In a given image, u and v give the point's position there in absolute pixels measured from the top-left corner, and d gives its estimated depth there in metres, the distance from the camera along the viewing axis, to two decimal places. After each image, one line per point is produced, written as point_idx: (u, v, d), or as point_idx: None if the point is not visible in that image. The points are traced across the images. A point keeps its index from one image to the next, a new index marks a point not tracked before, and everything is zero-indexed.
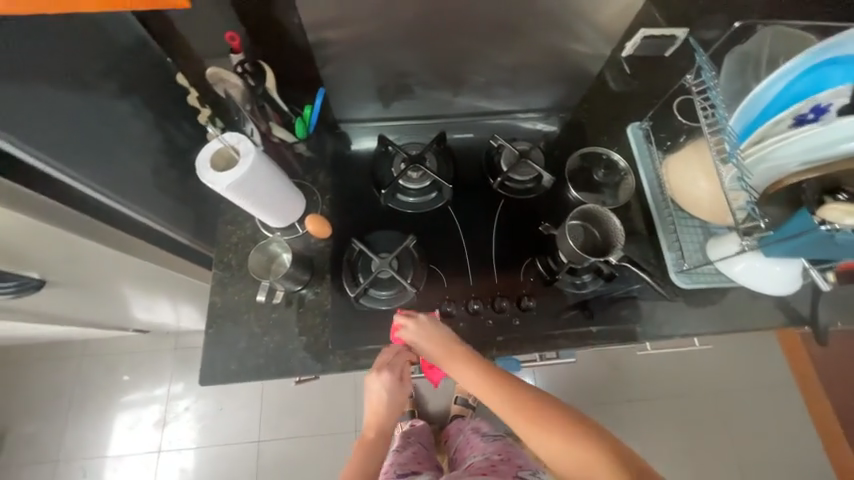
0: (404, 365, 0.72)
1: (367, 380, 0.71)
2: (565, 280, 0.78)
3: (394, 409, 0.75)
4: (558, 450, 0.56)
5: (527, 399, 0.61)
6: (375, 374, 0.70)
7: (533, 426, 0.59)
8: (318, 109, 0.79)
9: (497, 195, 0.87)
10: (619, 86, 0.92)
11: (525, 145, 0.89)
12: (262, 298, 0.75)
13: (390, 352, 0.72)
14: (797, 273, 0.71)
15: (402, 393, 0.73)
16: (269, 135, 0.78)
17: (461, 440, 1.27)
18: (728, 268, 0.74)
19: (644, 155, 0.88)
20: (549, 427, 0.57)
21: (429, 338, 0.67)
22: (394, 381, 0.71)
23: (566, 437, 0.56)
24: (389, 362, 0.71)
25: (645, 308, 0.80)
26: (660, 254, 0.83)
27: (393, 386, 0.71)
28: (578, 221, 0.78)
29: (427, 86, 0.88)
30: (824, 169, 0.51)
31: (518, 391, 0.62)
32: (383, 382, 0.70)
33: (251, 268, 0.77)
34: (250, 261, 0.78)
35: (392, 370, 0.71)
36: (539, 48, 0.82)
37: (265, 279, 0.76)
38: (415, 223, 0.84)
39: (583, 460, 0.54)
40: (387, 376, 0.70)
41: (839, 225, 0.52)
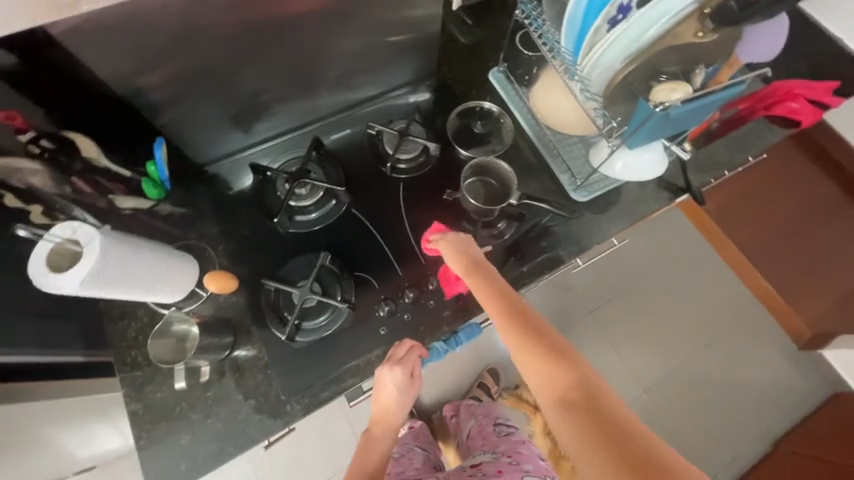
0: (417, 361, 0.69)
1: (379, 375, 0.69)
2: (484, 234, 0.81)
3: (402, 401, 0.73)
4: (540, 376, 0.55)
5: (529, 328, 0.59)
6: (388, 369, 0.68)
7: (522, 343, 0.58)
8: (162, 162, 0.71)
9: (395, 180, 0.85)
10: (466, 38, 0.97)
11: (403, 123, 0.88)
12: (183, 383, 0.68)
13: (403, 347, 0.70)
14: (662, 154, 0.81)
15: (410, 389, 0.71)
16: (116, 208, 0.69)
17: (472, 426, 1.31)
18: (612, 170, 0.80)
19: (512, 94, 0.93)
20: (535, 350, 0.57)
21: (460, 255, 0.69)
22: (405, 376, 0.68)
23: (554, 371, 0.54)
24: (402, 358, 0.69)
25: (562, 232, 0.86)
26: (557, 179, 0.88)
27: (403, 380, 0.68)
28: (472, 178, 0.80)
29: (283, 98, 0.82)
30: (639, 60, 0.59)
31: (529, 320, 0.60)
32: (394, 376, 0.68)
33: (158, 358, 0.68)
34: (155, 351, 0.69)
35: (403, 368, 0.68)
36: (380, 25, 0.80)
37: (180, 362, 0.68)
38: (325, 238, 0.80)
39: (558, 384, 0.53)
40: (398, 372, 0.67)
41: (668, 104, 0.58)
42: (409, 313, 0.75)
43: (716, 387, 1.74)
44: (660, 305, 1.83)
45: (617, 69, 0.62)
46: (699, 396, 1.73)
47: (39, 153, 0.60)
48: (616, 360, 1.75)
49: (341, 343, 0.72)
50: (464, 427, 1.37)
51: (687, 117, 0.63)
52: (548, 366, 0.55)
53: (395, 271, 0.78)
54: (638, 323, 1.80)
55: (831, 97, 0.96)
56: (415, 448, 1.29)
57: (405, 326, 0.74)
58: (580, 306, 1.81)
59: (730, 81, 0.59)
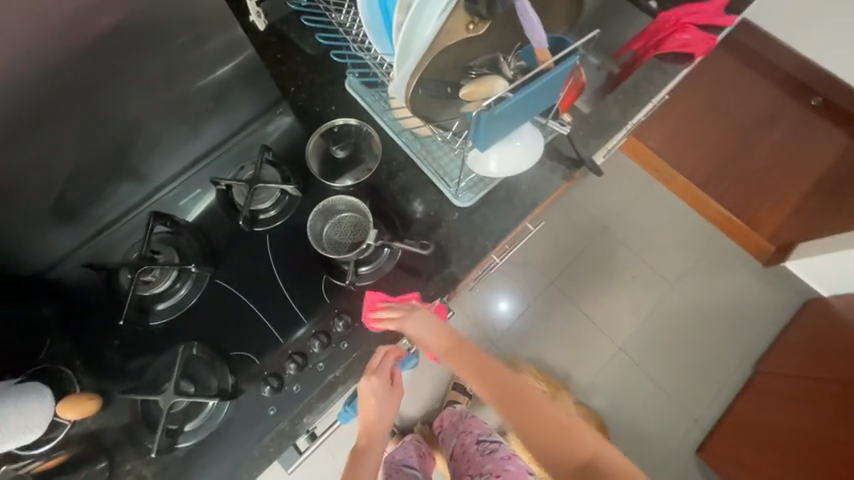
0: (393, 367, 0.69)
1: (361, 388, 0.67)
2: (365, 274, 0.73)
3: (386, 416, 0.70)
4: (522, 424, 0.64)
5: (505, 389, 0.67)
6: (367, 380, 0.67)
7: (511, 407, 0.65)
8: None
9: (259, 234, 0.77)
10: (313, 51, 0.87)
11: (252, 169, 0.79)
12: None
13: (378, 355, 0.68)
14: (536, 135, 0.72)
15: (393, 400, 0.69)
16: None
17: (454, 444, 1.30)
18: (487, 169, 0.72)
19: (373, 102, 0.82)
20: (516, 407, 0.65)
21: (430, 331, 0.68)
22: (385, 384, 0.67)
23: (533, 415, 0.64)
24: (378, 367, 0.67)
25: (452, 244, 0.78)
26: (438, 187, 0.80)
27: (385, 389, 0.67)
28: (327, 226, 0.73)
29: (101, 179, 0.71)
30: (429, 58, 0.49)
31: (502, 380, 0.67)
32: (374, 385, 0.67)
33: None
34: None
35: (381, 375, 0.67)
36: (186, 69, 0.69)
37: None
38: (192, 321, 0.72)
39: (538, 426, 0.64)
40: (377, 381, 0.67)
41: (489, 103, 0.50)
42: (298, 383, 0.68)
43: (690, 325, 1.73)
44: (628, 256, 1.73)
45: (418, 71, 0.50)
46: (675, 337, 1.72)
47: None
48: (588, 324, 1.72)
49: (229, 437, 0.65)
50: (449, 446, 1.34)
51: (521, 108, 0.55)
52: (534, 423, 0.64)
53: (277, 339, 0.70)
54: (603, 281, 1.76)
55: (720, 19, 0.86)
56: (406, 467, 1.27)
57: (295, 397, 0.67)
58: (543, 278, 1.76)
59: (558, 58, 0.51)
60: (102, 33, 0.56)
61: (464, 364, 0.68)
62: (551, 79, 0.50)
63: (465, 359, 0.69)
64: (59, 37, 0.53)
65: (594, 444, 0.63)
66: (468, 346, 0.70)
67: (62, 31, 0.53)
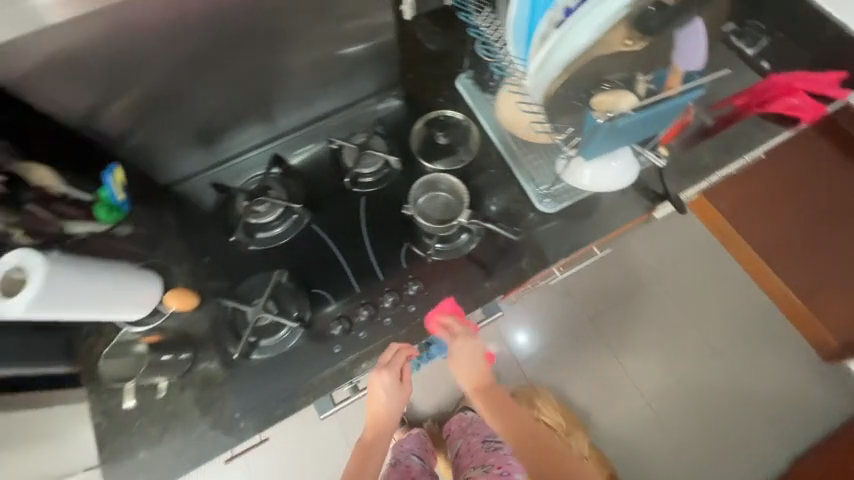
0: (404, 364, 0.72)
1: (372, 380, 0.73)
2: (443, 250, 0.79)
3: (394, 403, 0.76)
4: (527, 456, 0.74)
5: (517, 420, 0.78)
6: (377, 373, 0.71)
7: (521, 439, 0.76)
8: (115, 186, 0.71)
9: (356, 194, 0.85)
10: (433, 45, 0.93)
11: (364, 136, 0.88)
12: (132, 402, 0.70)
13: (389, 351, 0.72)
14: (632, 161, 0.76)
15: (402, 392, 0.74)
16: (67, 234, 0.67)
17: (461, 444, 1.31)
18: (577, 181, 0.77)
19: (480, 102, 0.89)
20: (521, 438, 0.76)
21: (471, 357, 0.79)
22: (394, 380, 0.72)
23: (536, 447, 0.75)
24: (390, 362, 0.72)
25: (526, 244, 0.82)
26: (523, 189, 0.85)
27: (393, 384, 0.72)
28: (423, 197, 0.80)
29: (242, 116, 0.83)
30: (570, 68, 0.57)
31: (516, 414, 0.79)
32: (384, 380, 0.72)
33: (108, 374, 0.72)
34: (110, 369, 0.73)
35: (391, 369, 0.71)
36: (336, 39, 0.79)
37: (129, 381, 0.71)
38: (284, 254, 0.81)
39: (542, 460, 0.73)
40: (386, 375, 0.71)
41: (612, 114, 0.55)
42: (365, 330, 0.74)
43: (727, 399, 1.64)
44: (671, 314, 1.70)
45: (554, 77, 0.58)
46: (708, 407, 1.64)
47: None
48: (618, 370, 1.68)
49: (296, 360, 0.73)
50: (455, 446, 1.35)
51: (639, 126, 0.59)
52: (538, 456, 0.73)
53: (353, 287, 0.78)
54: (643, 331, 1.72)
55: (836, 89, 0.85)
56: (413, 455, 1.28)
57: (360, 342, 0.74)
58: (581, 313, 1.74)
59: (685, 87, 0.54)
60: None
61: (485, 397, 0.81)
62: (672, 106, 0.55)
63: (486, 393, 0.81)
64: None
65: None
66: (492, 384, 0.82)
67: None
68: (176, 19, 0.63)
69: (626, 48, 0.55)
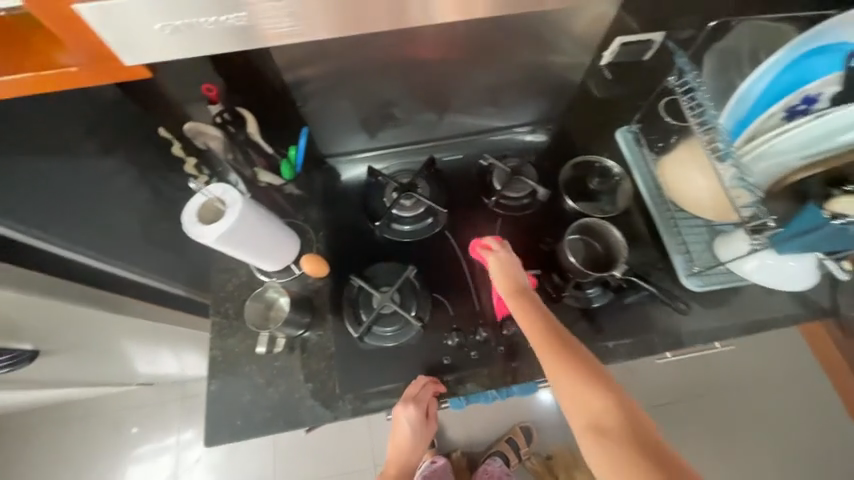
0: (430, 399, 0.71)
1: (396, 412, 0.72)
2: (571, 296, 0.76)
3: (419, 430, 0.76)
4: (572, 394, 0.56)
5: (570, 353, 0.59)
6: (403, 407, 0.70)
7: (572, 373, 0.57)
8: (303, 149, 0.77)
9: (495, 214, 0.85)
10: (602, 94, 0.88)
11: (516, 161, 0.88)
12: (263, 348, 0.73)
13: (416, 385, 0.71)
14: (812, 267, 0.69)
15: (427, 424, 0.73)
16: (256, 180, 0.76)
17: None
18: (739, 268, 0.72)
19: (638, 159, 0.87)
20: (572, 371, 0.57)
21: (506, 272, 0.68)
22: (418, 414, 0.70)
23: (588, 386, 0.56)
24: (416, 396, 0.70)
25: (657, 317, 0.78)
26: (667, 258, 0.81)
27: (417, 418, 0.71)
28: (577, 237, 0.76)
29: (410, 112, 0.86)
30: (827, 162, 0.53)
31: (569, 344, 0.60)
32: (408, 414, 0.70)
33: (249, 319, 0.74)
34: (247, 312, 0.75)
35: (418, 406, 0.70)
36: (523, 65, 0.80)
37: (265, 330, 0.73)
38: (413, 251, 0.83)
39: (588, 402, 0.55)
40: (412, 410, 0.69)
41: (851, 218, 0.50)
42: (476, 351, 0.73)
43: None
44: (755, 432, 1.47)
45: (793, 165, 0.56)
46: None
47: (220, 123, 0.69)
48: None
49: (402, 357, 0.74)
50: None
51: None
52: (586, 391, 0.55)
53: (474, 303, 0.77)
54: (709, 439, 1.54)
55: None
56: None
57: (468, 361, 0.73)
58: None
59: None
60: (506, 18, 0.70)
61: (527, 321, 0.63)
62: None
63: (528, 315, 0.63)
64: None
65: (673, 460, 0.50)
66: (540, 306, 0.65)
67: None
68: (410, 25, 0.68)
69: None
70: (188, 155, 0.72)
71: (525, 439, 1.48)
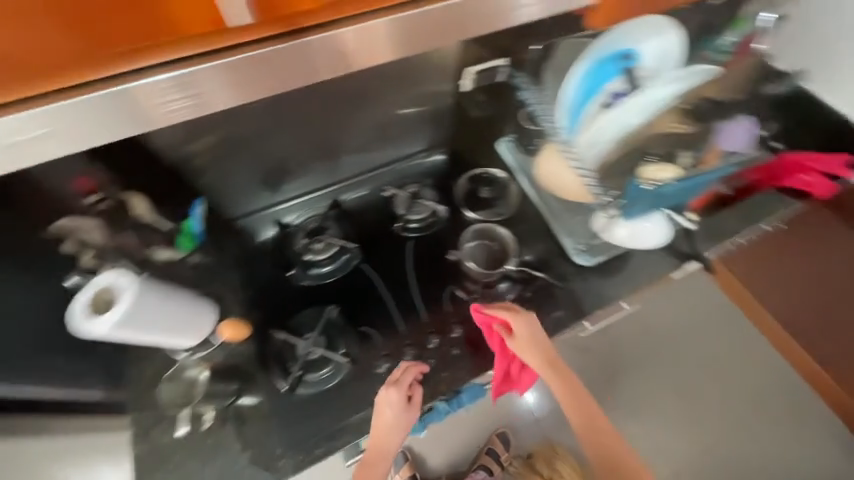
0: (412, 384, 0.72)
1: (381, 399, 0.70)
2: (485, 296, 0.84)
3: (395, 431, 0.71)
4: None
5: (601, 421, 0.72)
6: (387, 391, 0.69)
7: None
8: (196, 220, 0.82)
9: (405, 238, 0.90)
10: (479, 112, 0.96)
11: (414, 186, 0.97)
12: (185, 429, 0.72)
13: (400, 370, 0.73)
14: (666, 223, 0.83)
15: (406, 420, 0.70)
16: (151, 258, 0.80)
17: None
18: (613, 237, 0.84)
19: (520, 164, 0.97)
20: None
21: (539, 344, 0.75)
22: (401, 401, 0.69)
23: None
24: (400, 380, 0.71)
25: (563, 297, 0.87)
26: (561, 243, 0.90)
27: (400, 406, 0.69)
28: (474, 243, 0.89)
29: (307, 162, 0.90)
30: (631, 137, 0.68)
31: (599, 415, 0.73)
32: (391, 399, 0.69)
33: (166, 402, 0.75)
34: (164, 395, 0.76)
35: (400, 390, 0.70)
36: (400, 103, 0.89)
37: (186, 408, 0.73)
38: (334, 292, 0.85)
39: None
40: (394, 394, 0.69)
41: (655, 182, 0.67)
42: None
43: None
44: None
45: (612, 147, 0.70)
46: None
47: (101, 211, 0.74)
48: None
49: (339, 397, 0.75)
50: None
51: (673, 195, 0.70)
52: None
53: (399, 326, 0.81)
54: None
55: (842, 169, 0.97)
56: None
57: None
58: None
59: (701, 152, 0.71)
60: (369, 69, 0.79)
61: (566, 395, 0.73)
62: (707, 176, 0.67)
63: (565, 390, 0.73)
64: None
65: None
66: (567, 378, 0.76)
67: None
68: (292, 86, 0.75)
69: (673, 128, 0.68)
70: (81, 249, 0.72)
71: (503, 445, 1.50)
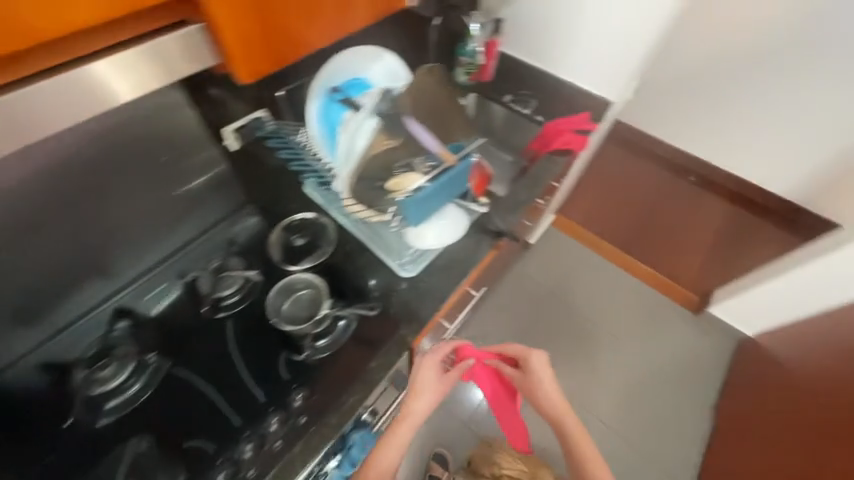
0: (450, 347, 0.92)
1: (426, 363, 0.88)
2: (316, 347, 0.78)
3: (427, 401, 0.85)
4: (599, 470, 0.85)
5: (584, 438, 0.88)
6: (439, 351, 0.90)
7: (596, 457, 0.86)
8: None
9: (221, 319, 0.82)
10: (273, 159, 0.88)
11: (220, 259, 0.87)
12: None
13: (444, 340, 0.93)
14: (461, 212, 0.90)
15: (440, 386, 0.87)
16: None
17: None
18: (424, 241, 0.86)
19: (329, 198, 0.91)
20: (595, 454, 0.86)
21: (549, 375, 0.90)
22: (437, 368, 0.88)
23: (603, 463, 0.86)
24: (440, 350, 0.91)
25: (404, 311, 0.86)
26: (386, 261, 0.90)
27: (437, 369, 0.88)
28: (286, 302, 0.82)
29: (73, 276, 0.78)
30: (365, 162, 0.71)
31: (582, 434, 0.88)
32: (432, 367, 0.88)
33: None
34: None
35: (440, 354, 0.90)
36: (167, 182, 0.84)
37: None
38: (145, 414, 0.73)
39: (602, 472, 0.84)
40: (436, 358, 0.88)
41: (407, 192, 0.70)
42: (253, 467, 0.65)
43: (649, 380, 1.81)
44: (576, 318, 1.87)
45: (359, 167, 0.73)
46: (639, 395, 1.78)
47: None
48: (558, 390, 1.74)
49: None
50: None
51: (436, 196, 0.73)
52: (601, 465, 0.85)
53: (231, 422, 0.72)
54: (561, 344, 1.87)
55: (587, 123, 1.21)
56: None
57: None
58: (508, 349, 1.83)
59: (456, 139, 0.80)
60: (100, 154, 0.72)
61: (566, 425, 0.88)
62: (456, 171, 0.72)
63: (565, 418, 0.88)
64: (68, 160, 0.68)
65: None
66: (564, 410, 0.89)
67: (68, 153, 0.68)
68: (11, 180, 0.63)
69: (386, 146, 0.72)
70: None
71: (442, 465, 1.53)
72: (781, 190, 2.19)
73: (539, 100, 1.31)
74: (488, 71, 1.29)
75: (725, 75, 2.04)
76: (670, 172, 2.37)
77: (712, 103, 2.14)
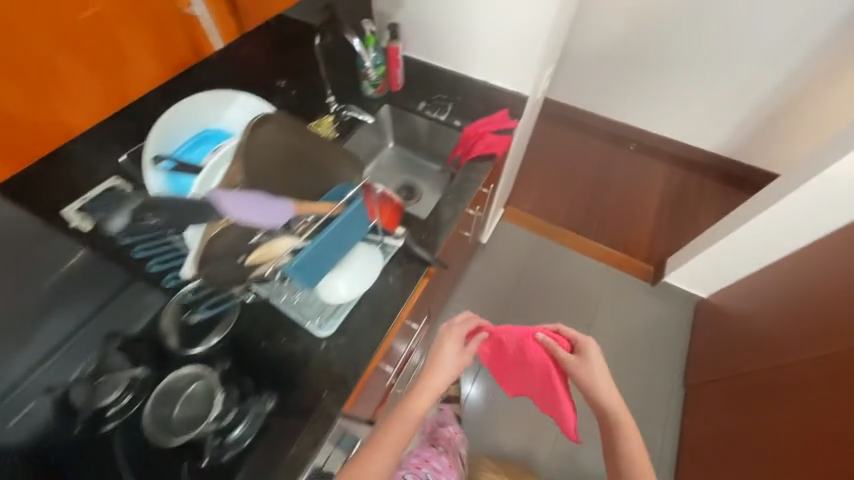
0: (475, 321, 0.93)
1: (453, 334, 0.91)
2: (216, 446, 0.68)
3: (447, 372, 0.87)
4: (630, 445, 0.84)
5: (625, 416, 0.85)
6: (465, 321, 0.93)
7: (630, 434, 0.84)
8: None
9: (107, 432, 0.70)
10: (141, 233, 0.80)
11: (95, 359, 0.74)
12: None
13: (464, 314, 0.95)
14: (373, 253, 0.81)
15: (462, 358, 0.90)
16: None
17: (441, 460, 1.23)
18: (335, 294, 0.76)
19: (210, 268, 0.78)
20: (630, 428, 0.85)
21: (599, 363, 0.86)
22: (459, 338, 0.91)
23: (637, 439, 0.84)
24: (465, 324, 0.92)
25: (323, 376, 0.76)
26: (299, 322, 0.80)
27: (459, 341, 0.90)
28: (176, 408, 0.71)
29: None
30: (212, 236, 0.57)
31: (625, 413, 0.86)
32: (458, 337, 0.90)
33: None
34: None
35: (463, 325, 0.92)
36: None
37: None
38: None
39: (634, 451, 0.83)
40: (459, 330, 0.91)
41: (271, 264, 0.61)
42: None
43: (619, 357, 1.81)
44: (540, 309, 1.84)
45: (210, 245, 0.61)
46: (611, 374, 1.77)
47: None
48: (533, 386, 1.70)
49: None
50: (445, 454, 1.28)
51: (323, 253, 0.64)
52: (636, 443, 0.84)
53: None
54: None
55: (507, 121, 1.15)
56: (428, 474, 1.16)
57: None
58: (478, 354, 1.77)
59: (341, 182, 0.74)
60: None
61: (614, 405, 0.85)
62: (345, 219, 0.64)
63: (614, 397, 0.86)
64: None
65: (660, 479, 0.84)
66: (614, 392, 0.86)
67: None
68: None
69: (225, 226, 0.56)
70: None
71: None
72: (715, 146, 2.24)
73: (455, 103, 1.25)
74: (397, 79, 1.24)
75: (644, 40, 2.05)
76: (610, 143, 2.39)
77: (637, 70, 2.15)
